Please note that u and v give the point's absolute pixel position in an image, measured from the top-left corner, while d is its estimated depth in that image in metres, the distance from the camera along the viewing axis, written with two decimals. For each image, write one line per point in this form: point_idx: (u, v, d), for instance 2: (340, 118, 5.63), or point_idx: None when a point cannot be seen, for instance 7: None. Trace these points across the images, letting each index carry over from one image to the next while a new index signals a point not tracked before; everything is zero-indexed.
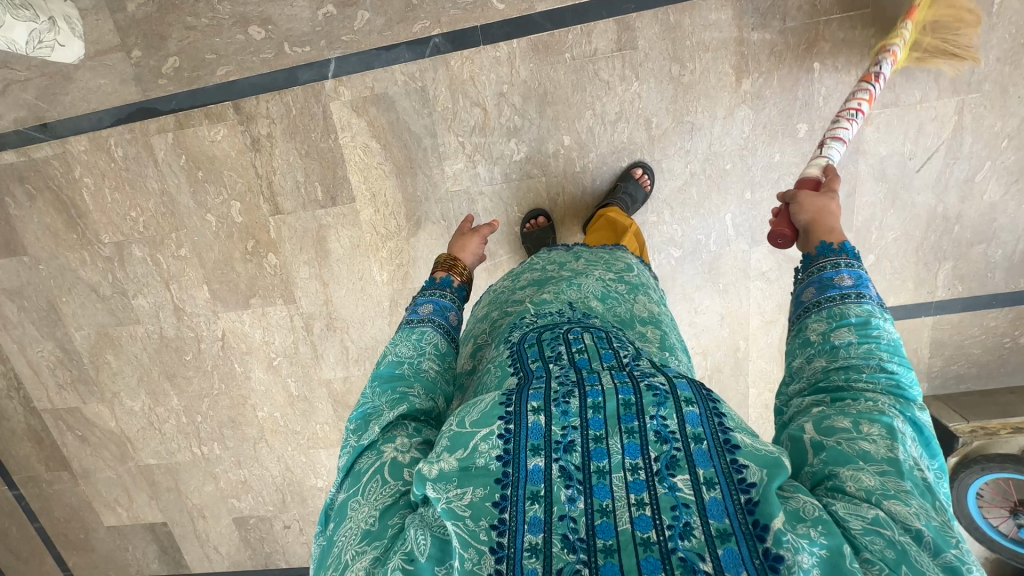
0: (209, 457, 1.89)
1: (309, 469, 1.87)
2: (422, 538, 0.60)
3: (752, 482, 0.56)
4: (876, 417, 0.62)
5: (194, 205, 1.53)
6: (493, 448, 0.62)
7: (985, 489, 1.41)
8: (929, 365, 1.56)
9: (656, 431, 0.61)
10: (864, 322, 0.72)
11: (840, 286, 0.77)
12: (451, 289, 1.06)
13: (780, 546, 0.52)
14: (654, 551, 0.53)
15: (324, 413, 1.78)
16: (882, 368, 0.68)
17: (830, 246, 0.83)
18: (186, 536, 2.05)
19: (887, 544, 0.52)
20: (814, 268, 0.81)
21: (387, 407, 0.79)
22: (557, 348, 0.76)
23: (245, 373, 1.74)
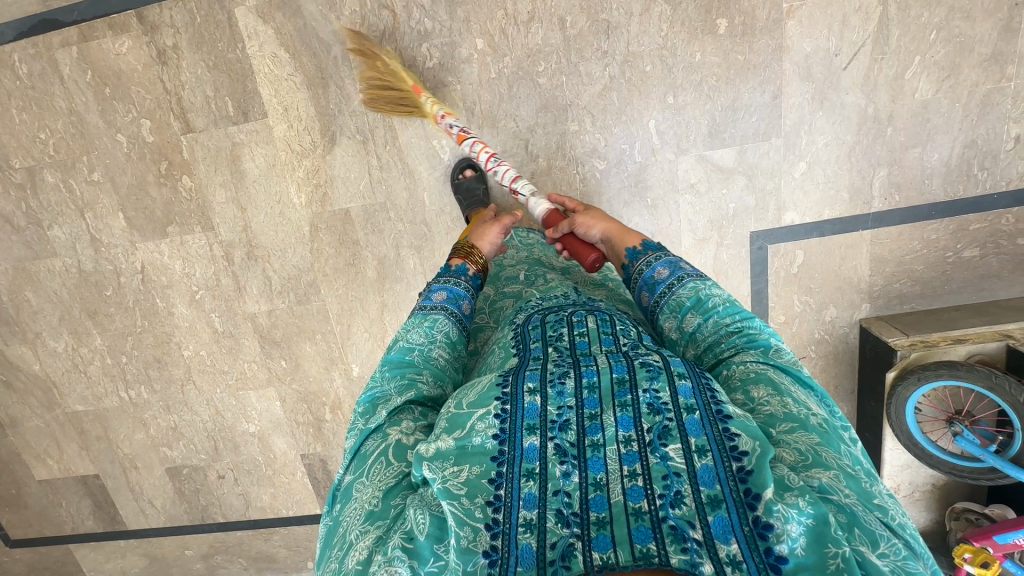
0: (138, 402, 1.83)
1: (240, 413, 1.81)
2: (422, 517, 0.57)
3: (745, 450, 0.56)
4: (756, 379, 0.68)
5: (104, 124, 1.48)
6: (491, 427, 0.62)
7: (923, 403, 1.34)
8: (871, 284, 1.49)
9: (649, 403, 0.62)
10: (696, 301, 0.81)
11: (660, 279, 0.87)
12: (468, 279, 1.00)
13: (770, 514, 0.51)
14: (646, 521, 0.53)
15: (251, 350, 1.72)
16: (735, 336, 0.76)
17: (637, 249, 0.93)
18: (120, 489, 1.98)
19: (838, 508, 0.53)
20: (634, 275, 0.91)
21: (396, 394, 0.76)
22: (555, 330, 0.79)
23: (168, 309, 1.68)
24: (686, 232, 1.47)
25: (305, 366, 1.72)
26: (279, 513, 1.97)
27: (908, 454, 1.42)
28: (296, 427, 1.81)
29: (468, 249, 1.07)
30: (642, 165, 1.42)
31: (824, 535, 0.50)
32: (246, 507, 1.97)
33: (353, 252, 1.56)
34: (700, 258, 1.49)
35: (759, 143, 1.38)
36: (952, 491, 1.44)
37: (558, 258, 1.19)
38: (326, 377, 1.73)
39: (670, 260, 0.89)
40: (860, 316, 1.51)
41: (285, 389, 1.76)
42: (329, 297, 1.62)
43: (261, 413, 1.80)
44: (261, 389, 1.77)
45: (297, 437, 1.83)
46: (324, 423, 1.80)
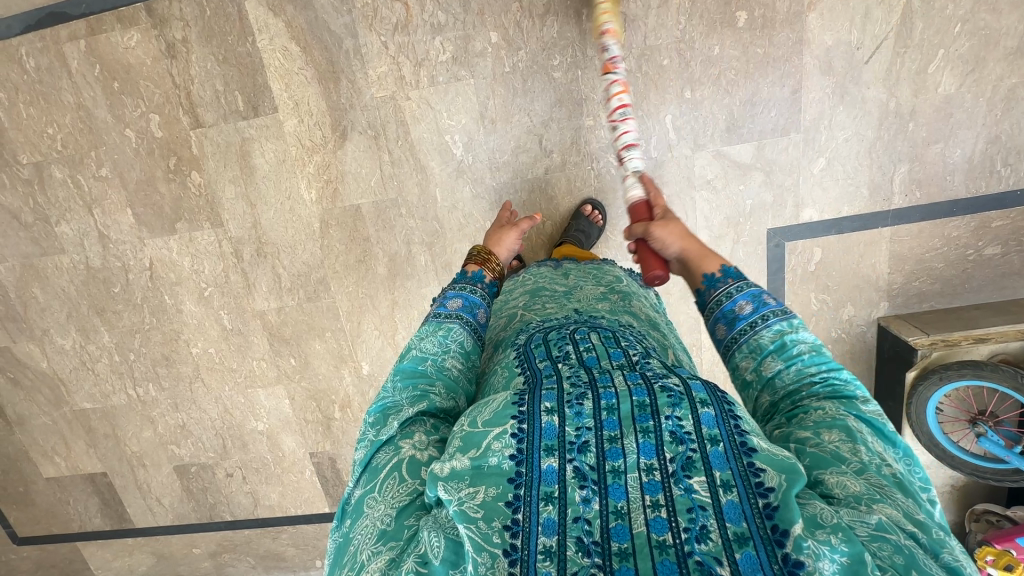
0: (146, 400, 1.82)
1: (248, 411, 1.80)
2: (437, 539, 0.56)
3: (769, 487, 0.55)
4: (832, 423, 0.64)
5: (112, 119, 1.47)
6: (507, 447, 0.60)
7: (945, 403, 1.32)
8: (889, 283, 1.47)
9: (671, 431, 0.60)
10: (780, 343, 0.75)
11: (743, 315, 0.80)
12: (483, 287, 1.04)
13: (800, 551, 0.50)
14: (670, 554, 0.51)
15: (260, 348, 1.70)
16: (815, 382, 0.71)
17: (716, 275, 0.88)
18: (128, 487, 1.97)
19: (894, 549, 0.51)
20: (711, 305, 0.85)
21: (407, 404, 0.74)
22: (564, 349, 0.77)
23: (177, 306, 1.67)
24: (702, 228, 1.45)
25: (314, 364, 1.71)
26: (287, 512, 1.95)
27: (928, 455, 1.40)
28: (305, 425, 1.80)
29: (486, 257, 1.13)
30: (658, 161, 1.39)
31: (863, 574, 0.49)
32: (254, 505, 1.96)
33: (364, 249, 1.55)
34: (716, 255, 1.47)
35: (778, 138, 1.35)
36: (972, 492, 1.42)
37: (563, 283, 1.11)
38: (335, 375, 1.72)
39: (753, 292, 0.82)
40: (878, 314, 1.49)
41: (294, 387, 1.75)
42: (339, 294, 1.61)
43: (269, 411, 1.79)
44: (270, 387, 1.76)
45: (306, 435, 1.81)
46: (333, 421, 1.79)
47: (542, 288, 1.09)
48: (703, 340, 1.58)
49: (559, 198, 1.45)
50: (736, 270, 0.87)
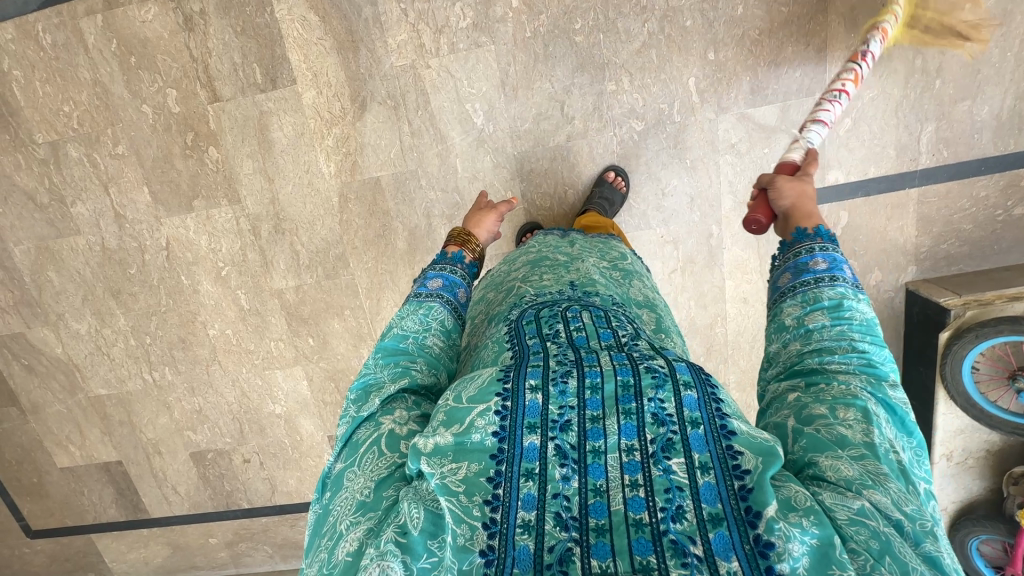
0: (162, 384, 1.79)
1: (266, 394, 1.78)
2: (416, 511, 0.56)
3: (747, 469, 0.55)
4: (852, 401, 0.61)
5: (129, 95, 1.46)
6: (490, 424, 0.60)
7: (981, 362, 1.29)
8: (917, 246, 1.45)
9: (653, 414, 0.60)
10: (836, 305, 0.72)
11: (814, 270, 0.77)
12: (463, 266, 1.03)
13: (771, 532, 0.50)
14: (646, 533, 0.52)
15: (278, 328, 1.68)
16: (854, 348, 0.68)
17: (806, 231, 0.83)
18: (143, 476, 1.95)
19: (871, 534, 0.50)
20: (787, 255, 0.81)
21: (389, 381, 0.76)
22: (555, 326, 0.76)
23: (194, 287, 1.65)
24: (726, 194, 1.43)
25: (334, 343, 1.69)
26: (305, 498, 1.92)
27: (962, 419, 1.39)
28: (324, 407, 1.78)
29: (467, 238, 1.11)
30: (681, 125, 1.38)
31: (828, 557, 0.49)
32: (271, 492, 1.93)
33: (383, 223, 1.53)
34: (740, 221, 1.46)
35: (803, 99, 1.34)
36: (1008, 456, 1.40)
37: (566, 249, 1.09)
38: (355, 355, 1.69)
39: (835, 255, 0.78)
40: (906, 279, 1.47)
41: (313, 368, 1.72)
42: (358, 271, 1.59)
43: (287, 394, 1.76)
44: (288, 368, 1.73)
45: (325, 418, 1.79)
46: None
47: (544, 254, 1.07)
48: (727, 310, 1.55)
49: (581, 166, 1.44)
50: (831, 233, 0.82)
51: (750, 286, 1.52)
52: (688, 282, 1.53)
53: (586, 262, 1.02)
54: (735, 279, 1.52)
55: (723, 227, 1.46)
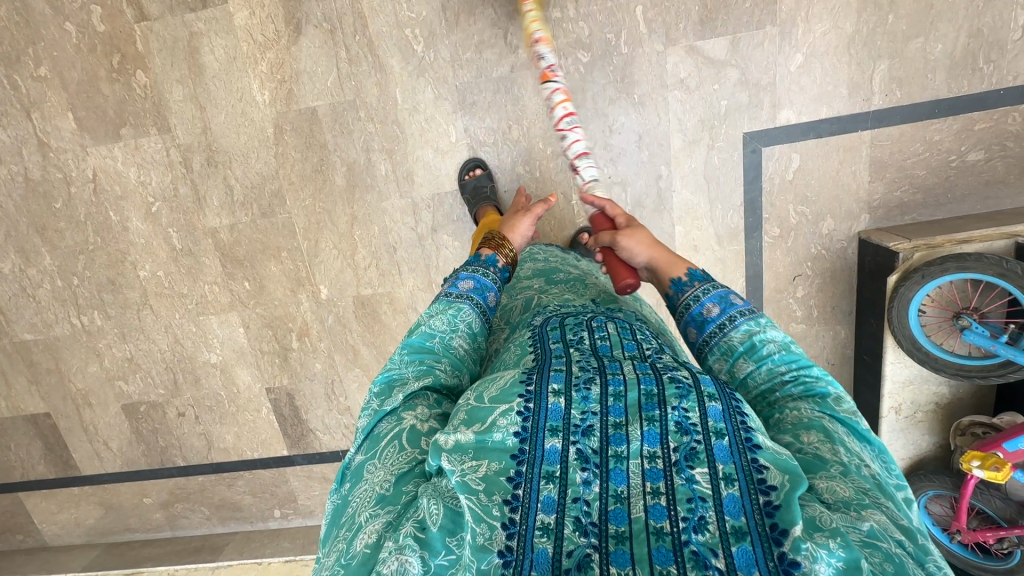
0: (91, 329, 1.71)
1: (200, 341, 1.70)
2: (434, 507, 0.53)
3: (773, 485, 0.52)
4: (810, 425, 0.62)
5: (52, 11, 1.38)
6: (513, 425, 0.59)
7: (928, 306, 1.25)
8: (871, 192, 1.40)
9: (676, 422, 0.58)
10: (750, 345, 0.72)
11: (710, 318, 0.77)
12: (495, 270, 0.97)
13: (797, 552, 0.47)
14: (666, 542, 0.49)
15: (212, 270, 1.61)
16: (788, 381, 0.68)
17: (682, 280, 0.85)
18: (73, 430, 1.85)
19: (885, 556, 0.48)
20: (679, 311, 0.82)
21: (412, 377, 0.73)
22: (579, 333, 0.75)
23: (123, 224, 1.57)
24: (675, 132, 1.38)
25: (270, 288, 1.61)
26: (243, 456, 1.85)
27: (910, 369, 1.34)
28: (261, 356, 1.70)
29: (500, 244, 1.04)
30: (629, 57, 1.33)
31: None
32: (208, 449, 1.85)
33: (321, 157, 1.46)
34: (691, 162, 1.40)
35: (753, 31, 1.30)
36: (957, 409, 1.36)
37: (574, 266, 1.13)
38: (292, 301, 1.62)
39: (721, 294, 0.79)
40: (858, 229, 1.43)
41: (249, 314, 1.65)
42: (295, 210, 1.52)
43: (223, 341, 1.69)
44: (223, 315, 1.66)
45: (262, 368, 1.71)
46: (290, 352, 1.69)
47: (555, 270, 1.08)
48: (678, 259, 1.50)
49: (526, 99, 1.38)
50: (701, 272, 0.84)
51: (701, 232, 1.47)
52: None
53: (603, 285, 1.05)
54: (685, 225, 1.47)
55: (673, 168, 1.41)
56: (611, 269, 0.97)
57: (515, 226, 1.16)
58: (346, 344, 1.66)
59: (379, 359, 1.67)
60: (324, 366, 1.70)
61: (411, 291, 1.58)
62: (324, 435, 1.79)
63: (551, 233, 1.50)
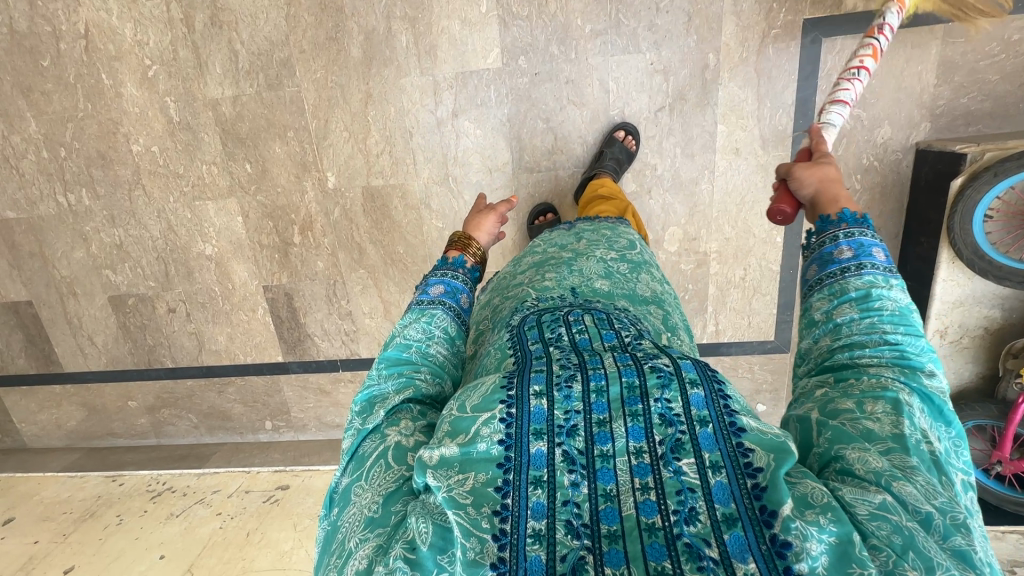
0: (78, 210, 1.58)
1: (195, 230, 1.58)
2: (423, 525, 0.51)
3: (758, 467, 0.50)
4: (881, 393, 0.55)
5: None
6: (496, 433, 0.55)
7: (996, 212, 1.14)
8: (935, 96, 1.28)
9: (660, 414, 0.54)
10: (865, 294, 0.62)
11: (840, 259, 0.66)
12: (466, 272, 0.91)
13: (787, 532, 0.45)
14: (659, 538, 0.47)
15: (211, 148, 1.48)
16: (886, 341, 0.60)
17: (830, 217, 0.72)
18: (56, 321, 1.75)
19: (894, 528, 0.45)
20: (810, 246, 0.71)
21: (393, 392, 0.68)
22: (556, 330, 0.69)
23: (116, 89, 1.44)
24: (728, 15, 1.26)
25: (274, 173, 1.49)
26: (235, 360, 1.75)
27: (964, 289, 1.24)
28: (259, 251, 1.59)
29: (467, 242, 0.97)
30: None
31: (849, 556, 0.44)
32: (198, 351, 1.75)
33: (337, 23, 1.34)
34: (742, 50, 1.29)
35: None
36: (1007, 336, 1.26)
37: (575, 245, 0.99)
38: (297, 189, 1.51)
39: (868, 243, 0.66)
40: (918, 139, 1.31)
41: (248, 202, 1.53)
42: (305, 82, 1.39)
43: (220, 231, 1.57)
44: (220, 201, 1.54)
45: (260, 264, 1.60)
46: (292, 248, 1.58)
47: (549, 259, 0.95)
48: (717, 164, 1.38)
49: None
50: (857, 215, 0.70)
51: (745, 133, 1.35)
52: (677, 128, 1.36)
53: (590, 258, 0.92)
54: (728, 125, 1.35)
55: (722, 57, 1.29)
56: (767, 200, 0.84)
57: (480, 224, 1.06)
58: (352, 242, 1.55)
59: (386, 261, 1.57)
60: (326, 266, 1.59)
61: (425, 185, 1.47)
62: (322, 342, 1.69)
63: (581, 128, 1.38)
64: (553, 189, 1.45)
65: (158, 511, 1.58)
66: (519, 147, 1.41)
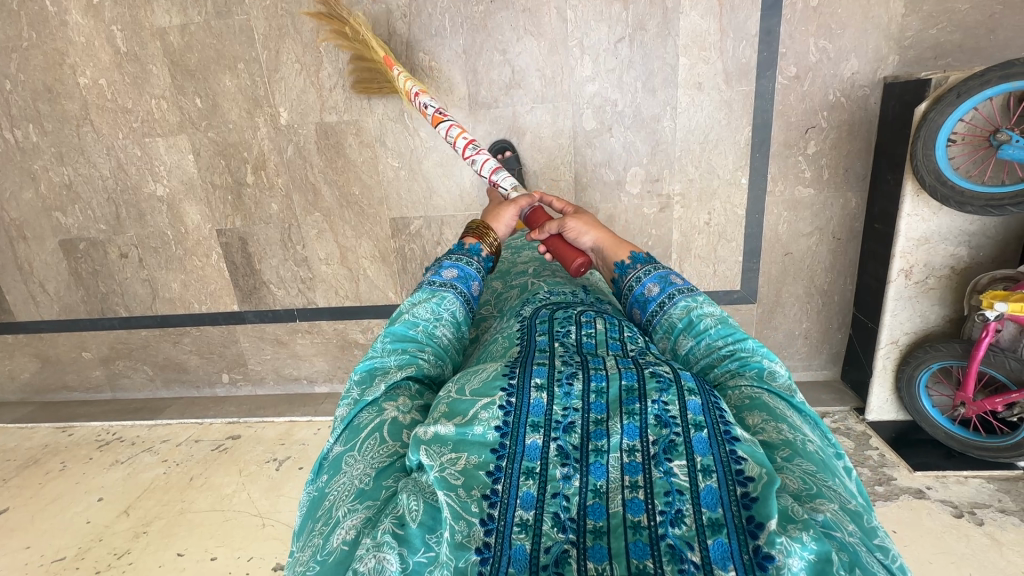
0: (25, 147, 1.54)
1: (145, 169, 1.53)
2: (414, 502, 0.45)
3: (750, 476, 0.44)
4: (753, 403, 0.53)
5: None
6: (494, 418, 0.51)
7: (959, 138, 1.10)
8: (903, 28, 1.24)
9: (655, 415, 0.50)
10: (689, 321, 0.65)
11: (650, 297, 0.71)
12: (481, 260, 0.80)
13: (771, 545, 0.39)
14: (643, 536, 0.43)
15: (160, 80, 1.43)
16: (727, 358, 0.60)
17: (626, 261, 0.77)
18: (7, 267, 1.70)
19: (838, 546, 0.40)
20: (624, 291, 0.75)
21: (395, 366, 0.61)
22: (565, 326, 0.65)
23: (60, 17, 1.39)
24: None
25: (224, 108, 1.44)
26: (190, 309, 1.70)
27: (930, 225, 1.19)
28: (212, 192, 1.54)
29: (486, 230, 0.85)
30: None
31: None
32: (151, 298, 1.70)
33: None
34: None
35: None
36: (974, 274, 1.22)
37: None
38: (248, 126, 1.46)
39: (661, 273, 0.72)
40: (886, 73, 1.27)
41: (199, 139, 1.48)
42: (254, 10, 1.35)
43: (170, 170, 1.52)
44: (170, 138, 1.49)
45: (212, 206, 1.56)
46: (245, 189, 1.53)
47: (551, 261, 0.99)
48: (678, 99, 1.34)
49: None
50: (645, 253, 0.76)
51: (707, 66, 1.30)
52: (638, 60, 1.32)
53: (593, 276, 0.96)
54: (691, 57, 1.30)
55: None
56: (555, 253, 0.83)
57: (499, 215, 0.91)
58: (306, 182, 1.50)
59: (341, 203, 1.52)
60: (280, 208, 1.54)
61: (380, 121, 1.42)
62: (278, 290, 1.65)
63: (538, 61, 1.34)
64: (511, 127, 1.40)
65: (102, 458, 1.53)
66: (475, 80, 1.36)
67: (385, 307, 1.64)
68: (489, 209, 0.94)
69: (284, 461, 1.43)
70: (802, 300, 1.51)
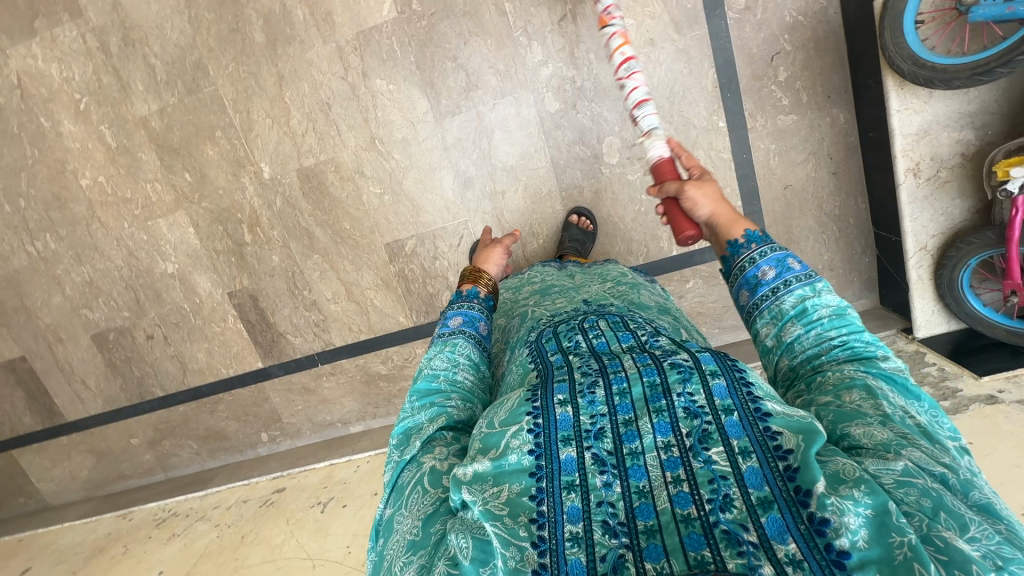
0: (46, 256, 1.65)
1: (153, 250, 1.62)
2: (463, 540, 0.45)
3: (789, 448, 0.44)
4: (851, 382, 0.53)
5: None
6: (526, 443, 0.49)
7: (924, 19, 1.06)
8: None
9: (685, 407, 0.49)
10: (802, 309, 0.60)
11: (764, 281, 0.63)
12: (481, 301, 0.82)
13: (823, 509, 0.40)
14: (696, 527, 0.42)
15: (150, 165, 1.53)
16: (837, 346, 0.57)
17: (739, 241, 0.68)
18: (50, 371, 1.80)
19: (921, 492, 0.41)
20: (732, 272, 0.67)
21: (427, 421, 0.60)
22: (575, 338, 0.64)
23: (55, 130, 1.52)
24: None
25: (212, 176, 1.52)
26: (219, 375, 1.76)
27: (926, 115, 1.13)
28: (216, 258, 1.61)
29: (479, 273, 0.88)
30: None
31: (888, 527, 0.38)
32: (182, 373, 1.76)
33: (234, 13, 1.40)
34: None
35: None
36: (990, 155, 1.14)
37: (570, 280, 0.98)
38: (236, 187, 1.53)
39: (780, 256, 0.63)
40: None
41: (195, 211, 1.56)
42: (220, 79, 1.44)
43: (176, 246, 1.60)
44: (169, 216, 1.57)
45: (220, 271, 1.62)
46: (245, 247, 1.59)
47: (551, 286, 0.95)
48: (633, 58, 1.33)
49: None
50: (762, 231, 0.68)
51: (654, 21, 1.30)
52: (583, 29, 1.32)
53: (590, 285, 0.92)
54: (636, 16, 1.31)
55: None
56: (671, 222, 0.80)
57: (488, 258, 0.99)
58: (300, 228, 1.55)
59: (336, 239, 1.55)
60: (282, 259, 1.59)
61: (354, 153, 1.46)
62: (295, 338, 1.68)
63: (489, 58, 1.36)
64: (478, 128, 1.42)
65: (160, 534, 1.55)
66: (434, 92, 1.40)
67: (400, 332, 1.64)
68: (480, 254, 1.02)
69: (328, 502, 1.41)
70: (816, 232, 1.43)
